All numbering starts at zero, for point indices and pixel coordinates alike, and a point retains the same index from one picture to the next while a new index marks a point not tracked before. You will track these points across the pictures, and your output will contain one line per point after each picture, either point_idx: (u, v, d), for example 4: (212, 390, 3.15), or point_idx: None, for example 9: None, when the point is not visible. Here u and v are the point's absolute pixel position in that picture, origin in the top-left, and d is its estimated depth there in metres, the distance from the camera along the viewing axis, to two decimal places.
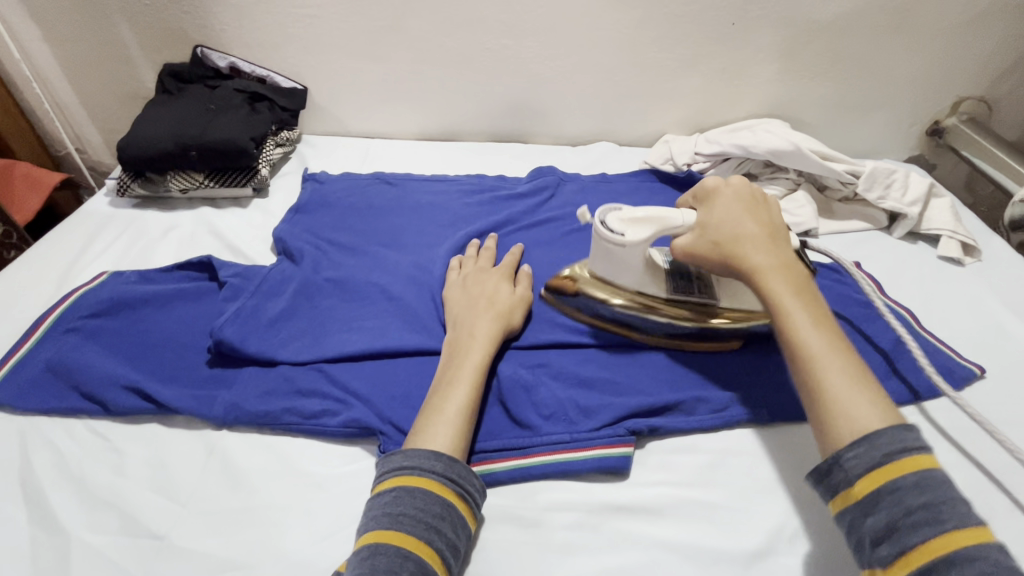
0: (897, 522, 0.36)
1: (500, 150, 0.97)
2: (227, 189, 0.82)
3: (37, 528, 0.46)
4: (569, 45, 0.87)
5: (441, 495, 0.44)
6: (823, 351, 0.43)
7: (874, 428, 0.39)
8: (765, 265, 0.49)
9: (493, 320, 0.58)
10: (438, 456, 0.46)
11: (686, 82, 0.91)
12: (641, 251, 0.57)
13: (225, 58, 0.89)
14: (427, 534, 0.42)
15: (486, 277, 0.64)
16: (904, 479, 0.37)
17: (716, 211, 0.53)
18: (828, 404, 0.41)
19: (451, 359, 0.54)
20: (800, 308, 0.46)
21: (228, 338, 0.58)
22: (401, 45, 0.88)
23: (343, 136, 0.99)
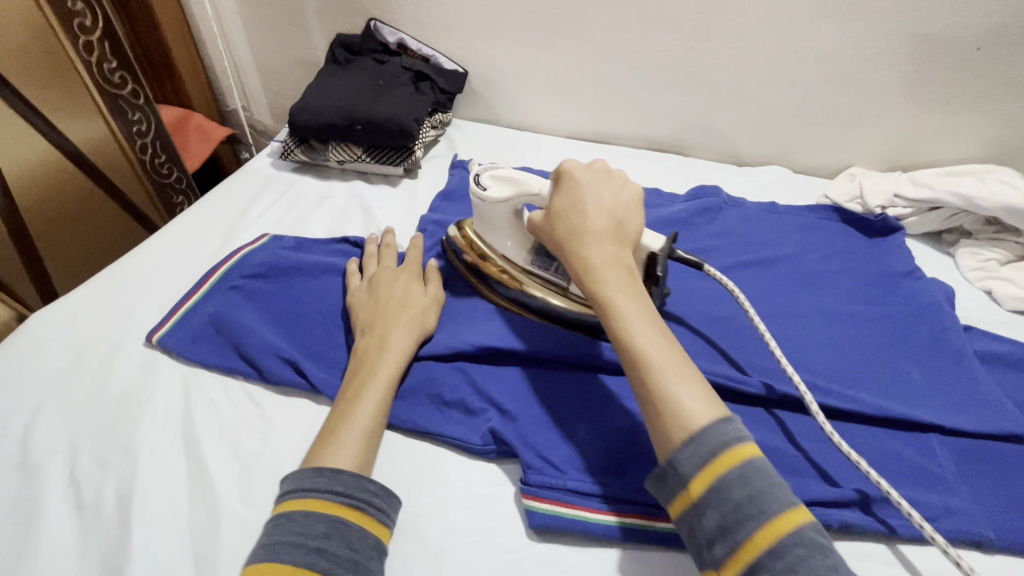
0: (726, 521, 0.36)
1: (656, 161, 0.90)
2: (382, 166, 0.82)
3: (194, 486, 0.46)
4: (764, 55, 0.78)
5: (325, 511, 0.41)
6: (648, 350, 0.42)
7: (699, 428, 0.38)
8: (596, 256, 0.47)
9: (409, 331, 0.55)
10: (321, 472, 0.43)
11: (894, 111, 0.79)
12: (506, 211, 0.57)
13: (394, 33, 0.88)
14: (307, 557, 0.39)
15: (393, 277, 0.61)
16: (729, 476, 0.37)
17: (568, 200, 0.50)
18: (663, 408, 0.40)
19: (357, 372, 0.52)
20: (632, 301, 0.44)
21: None
22: (576, 37, 0.82)
23: (492, 125, 0.97)
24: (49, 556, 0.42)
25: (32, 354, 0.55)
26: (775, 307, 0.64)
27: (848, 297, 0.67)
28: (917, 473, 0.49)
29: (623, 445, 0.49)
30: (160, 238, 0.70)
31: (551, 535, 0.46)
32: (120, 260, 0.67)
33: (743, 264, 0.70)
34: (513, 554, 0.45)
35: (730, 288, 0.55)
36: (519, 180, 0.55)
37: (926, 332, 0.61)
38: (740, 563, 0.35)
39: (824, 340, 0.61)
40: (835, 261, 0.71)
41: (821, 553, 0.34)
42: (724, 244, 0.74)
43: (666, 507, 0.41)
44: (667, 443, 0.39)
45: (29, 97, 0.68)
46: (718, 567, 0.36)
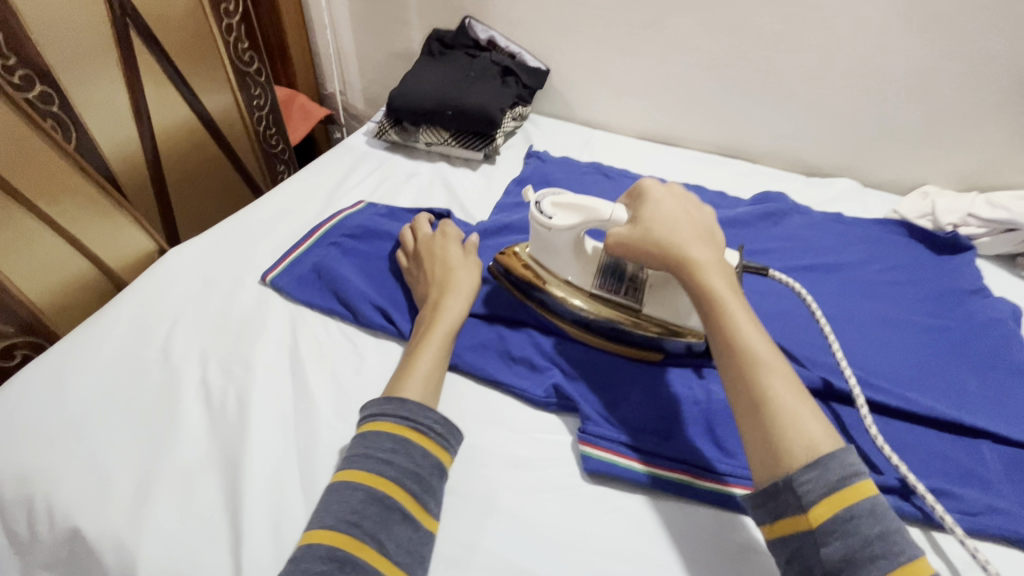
0: (851, 553, 0.37)
1: (724, 166, 0.93)
2: (464, 151, 0.89)
3: (298, 398, 0.54)
4: (843, 67, 0.80)
5: (393, 432, 0.46)
6: (765, 356, 0.44)
7: (823, 452, 0.39)
8: (703, 262, 0.49)
9: (461, 291, 0.60)
10: (388, 400, 0.48)
11: (977, 131, 0.78)
12: (570, 237, 0.58)
13: (486, 31, 0.96)
14: (376, 468, 0.44)
15: (437, 248, 0.65)
16: (857, 507, 0.38)
17: (654, 215, 0.52)
18: (772, 417, 0.41)
19: (418, 331, 0.57)
20: (739, 310, 0.46)
21: None
22: (657, 41, 0.87)
23: (567, 122, 1.02)
24: (187, 437, 0.50)
25: (170, 279, 0.65)
26: (835, 310, 0.67)
27: (909, 308, 0.68)
28: (961, 471, 0.51)
29: (673, 412, 0.54)
30: (271, 198, 0.80)
31: (603, 480, 0.51)
32: (236, 214, 0.76)
33: (803, 267, 0.73)
34: (568, 491, 0.50)
35: (798, 291, 0.56)
36: (586, 207, 0.56)
37: (986, 347, 0.62)
38: None
39: (881, 344, 0.63)
40: (899, 273, 0.72)
41: None
42: (787, 247, 0.76)
43: (770, 526, 0.41)
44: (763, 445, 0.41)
45: (182, 70, 0.80)
46: None
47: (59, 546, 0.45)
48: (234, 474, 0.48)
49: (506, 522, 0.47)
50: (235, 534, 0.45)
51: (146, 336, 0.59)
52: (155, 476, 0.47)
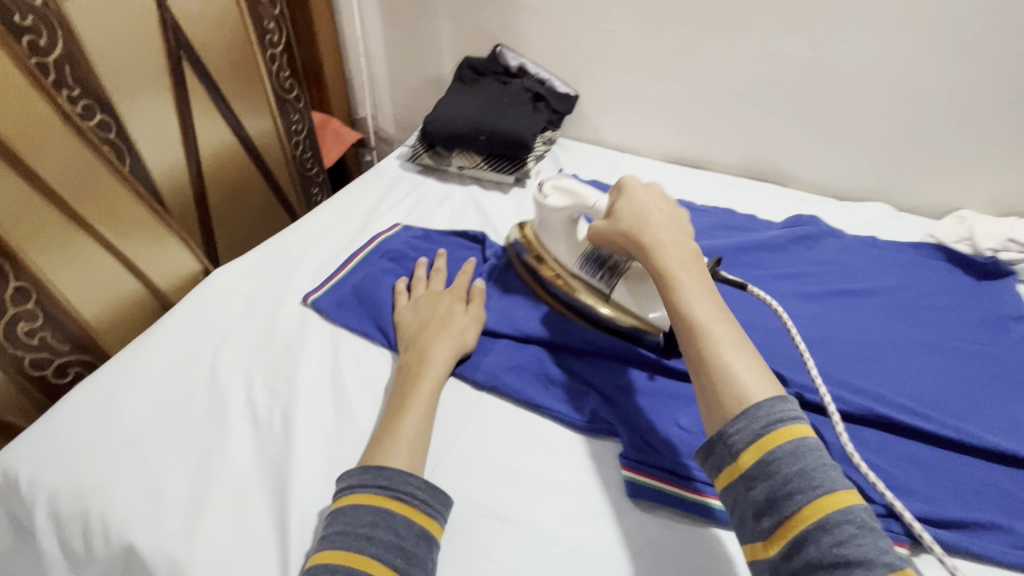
0: (775, 493, 0.40)
1: (753, 189, 0.93)
2: (495, 174, 0.91)
3: (341, 420, 0.55)
4: (874, 93, 0.80)
5: (372, 503, 0.44)
6: (713, 320, 0.48)
7: (755, 399, 0.44)
8: (663, 244, 0.54)
9: (447, 345, 0.59)
10: (366, 469, 0.46)
11: (1013, 157, 0.78)
12: (562, 216, 0.67)
13: (518, 58, 0.98)
14: (357, 545, 0.41)
15: (439, 299, 0.65)
16: (781, 438, 0.42)
17: (629, 198, 0.59)
18: (716, 372, 0.45)
19: (403, 383, 0.55)
20: (695, 288, 0.50)
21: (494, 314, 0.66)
22: (685, 68, 0.89)
23: (595, 146, 1.04)
24: (233, 457, 0.51)
25: (215, 299, 0.67)
26: (874, 335, 0.66)
27: (950, 334, 0.67)
28: (1015, 505, 0.50)
29: None
30: (310, 220, 0.82)
31: (647, 507, 0.50)
32: (264, 243, 0.77)
33: (839, 291, 0.72)
34: (611, 513, 0.50)
35: (771, 305, 0.57)
36: (578, 195, 0.65)
37: None
38: (787, 533, 0.39)
39: (923, 371, 0.62)
40: (937, 298, 0.72)
41: (868, 532, 0.38)
42: (822, 271, 0.76)
43: (713, 478, 0.45)
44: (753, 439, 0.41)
45: (227, 97, 0.84)
46: (765, 537, 0.40)
47: (113, 562, 0.46)
48: (281, 495, 0.48)
49: (548, 547, 0.47)
50: (283, 555, 0.45)
51: (194, 355, 0.60)
52: (205, 496, 0.48)
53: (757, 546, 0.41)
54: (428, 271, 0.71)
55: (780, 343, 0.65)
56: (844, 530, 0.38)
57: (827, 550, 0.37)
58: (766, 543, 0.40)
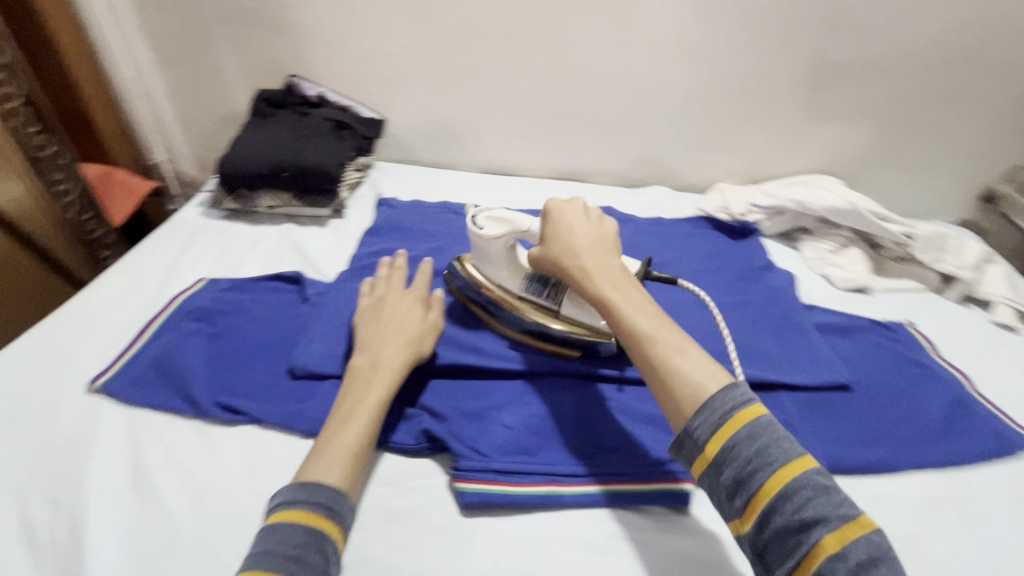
0: (740, 474, 0.43)
1: (560, 188, 1.02)
2: (309, 209, 0.89)
3: (145, 512, 0.50)
4: (634, 94, 0.93)
5: (304, 522, 0.46)
6: (650, 329, 0.52)
7: (710, 395, 0.47)
8: (591, 267, 0.57)
9: (403, 348, 0.59)
10: (300, 486, 0.48)
11: (743, 137, 0.96)
12: (501, 244, 0.64)
13: (315, 88, 0.97)
14: (285, 566, 0.43)
15: (400, 301, 0.65)
16: (769, 471, 0.42)
17: (555, 222, 0.61)
18: (676, 389, 0.48)
19: (353, 388, 0.56)
20: (621, 302, 0.54)
21: (315, 356, 0.63)
22: (478, 85, 0.95)
23: (412, 165, 1.06)
24: None
25: None
26: (663, 304, 0.77)
27: (718, 290, 0.80)
28: None
29: (533, 430, 0.58)
30: (91, 293, 0.72)
31: (479, 510, 0.54)
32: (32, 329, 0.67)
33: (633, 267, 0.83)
34: (447, 528, 0.52)
35: (700, 295, 0.62)
36: (515, 220, 0.64)
37: (774, 312, 0.76)
38: (756, 510, 0.42)
39: (700, 325, 0.73)
40: (709, 262, 0.85)
41: (826, 494, 0.41)
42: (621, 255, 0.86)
43: (689, 468, 0.48)
44: (683, 413, 0.47)
45: None
46: (740, 515, 0.43)
47: None
48: None
49: None
50: None
51: None
52: None
53: (737, 525, 0.44)
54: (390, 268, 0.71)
55: None
56: (808, 496, 0.41)
57: (793, 516, 0.40)
58: (742, 521, 0.43)
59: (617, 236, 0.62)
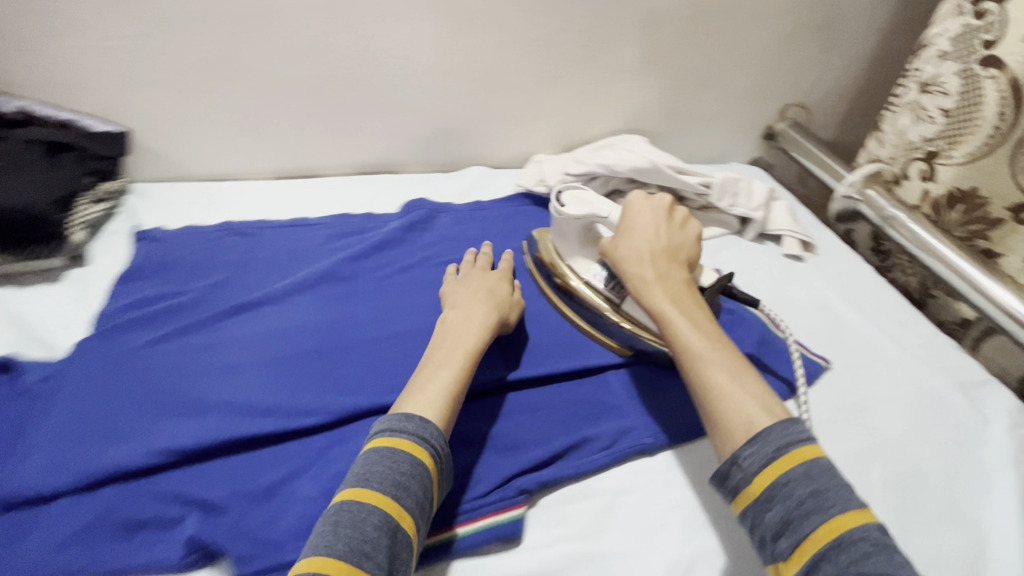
0: (790, 515, 0.41)
1: (368, 184, 0.91)
2: (33, 263, 0.68)
3: None
4: (425, 70, 0.84)
5: (411, 450, 0.46)
6: (702, 349, 0.52)
7: (766, 426, 0.46)
8: (645, 281, 0.59)
9: (490, 312, 0.61)
10: (409, 418, 0.48)
11: (548, 105, 0.92)
12: (576, 223, 0.67)
13: (11, 100, 0.73)
14: (394, 491, 0.43)
15: (485, 278, 0.68)
16: (820, 516, 0.40)
17: (631, 222, 0.63)
18: (716, 400, 0.49)
19: (445, 339, 0.57)
20: (677, 315, 0.55)
21: (31, 473, 0.48)
22: (237, 77, 0.79)
23: (182, 182, 0.87)
24: None
25: None
26: None
27: None
28: (599, 406, 0.59)
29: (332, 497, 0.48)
30: None
31: None
32: None
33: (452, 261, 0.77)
34: None
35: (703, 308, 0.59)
36: (592, 203, 0.67)
37: None
38: (803, 555, 0.40)
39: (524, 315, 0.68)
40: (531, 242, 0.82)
41: (884, 550, 0.38)
42: (438, 252, 0.78)
43: (733, 505, 0.46)
44: (736, 439, 0.46)
45: None
46: (784, 558, 0.41)
47: None
48: None
49: None
50: None
51: None
52: None
53: (779, 568, 0.41)
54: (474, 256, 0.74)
55: (400, 345, 0.64)
56: (862, 547, 0.38)
57: (845, 566, 0.38)
58: (787, 565, 0.41)
59: (688, 245, 0.64)
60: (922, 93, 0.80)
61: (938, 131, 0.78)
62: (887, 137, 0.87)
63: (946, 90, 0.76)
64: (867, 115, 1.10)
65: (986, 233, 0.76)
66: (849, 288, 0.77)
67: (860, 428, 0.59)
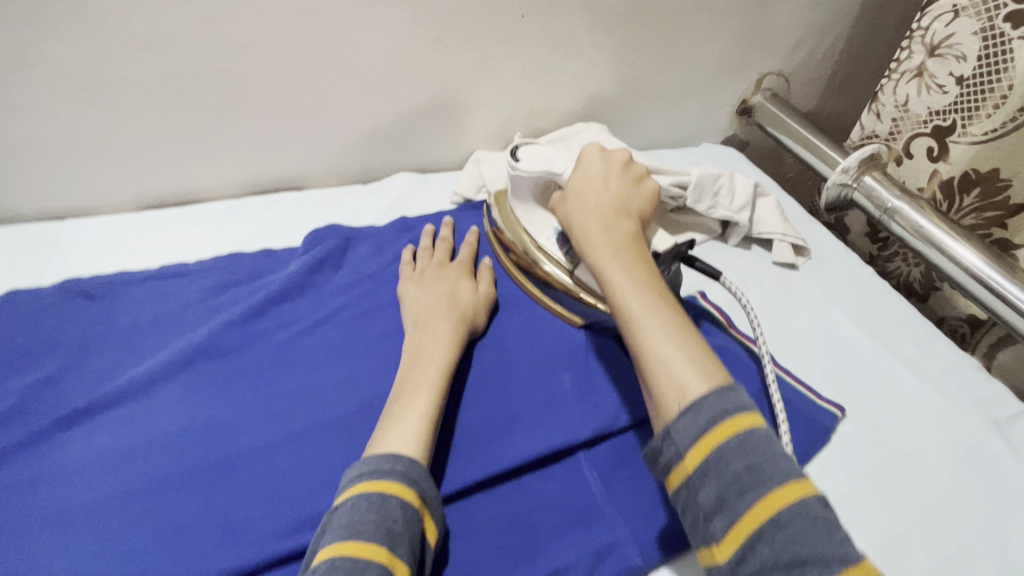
0: (724, 494, 0.34)
1: (264, 208, 0.72)
2: None
3: None
4: (319, 60, 0.64)
5: (401, 495, 0.39)
6: (639, 310, 0.42)
7: (701, 398, 0.37)
8: (586, 233, 0.48)
9: (455, 324, 0.55)
10: (396, 457, 0.41)
11: (484, 92, 0.74)
12: (529, 181, 0.58)
13: None
14: (388, 541, 0.36)
15: (447, 275, 0.62)
16: (759, 491, 0.33)
17: (580, 172, 0.53)
18: (655, 371, 0.39)
19: (418, 348, 0.52)
20: (619, 271, 0.44)
21: None
22: (51, 85, 0.57)
23: (9, 226, 0.66)
24: None
25: None
26: None
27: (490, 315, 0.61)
28: (572, 514, 0.45)
29: None
30: None
31: None
32: None
33: (373, 308, 0.61)
34: None
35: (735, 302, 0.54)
36: (552, 159, 0.57)
37: (552, 331, 0.60)
38: (737, 538, 0.33)
39: (469, 383, 0.54)
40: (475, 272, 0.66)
41: (829, 524, 0.31)
42: (355, 299, 0.61)
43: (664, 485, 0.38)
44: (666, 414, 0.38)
45: None
46: (718, 543, 0.33)
47: None
48: None
49: None
50: None
51: None
52: None
53: (712, 554, 0.34)
54: (434, 240, 0.67)
55: (302, 450, 0.48)
56: (804, 528, 0.31)
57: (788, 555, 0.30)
58: (721, 551, 0.33)
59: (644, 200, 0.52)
60: (930, 57, 0.69)
61: (950, 103, 0.68)
62: (887, 108, 0.76)
63: (961, 54, 0.65)
64: (849, 78, 0.97)
65: (1003, 221, 0.69)
66: (853, 300, 0.65)
67: (891, 501, 0.48)
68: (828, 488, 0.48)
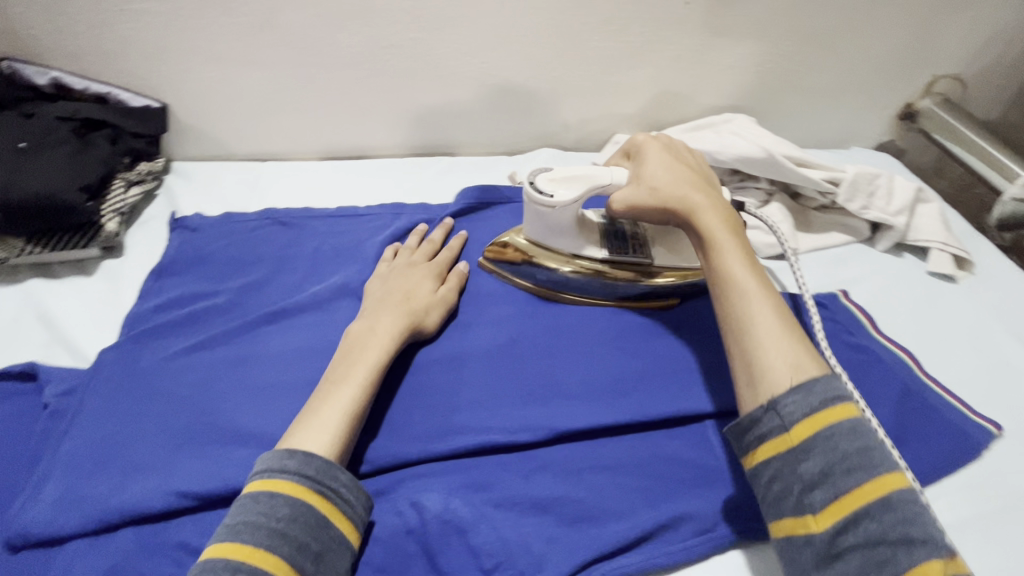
0: (865, 543, 0.33)
1: (422, 168, 0.81)
2: (67, 252, 0.64)
3: None
4: (493, 36, 0.70)
5: (290, 495, 0.38)
6: (754, 289, 0.44)
7: (813, 376, 0.39)
8: (700, 207, 0.50)
9: (400, 316, 0.52)
10: (292, 454, 0.40)
11: (636, 76, 0.77)
12: (572, 212, 0.55)
13: (45, 73, 0.68)
14: (269, 540, 0.36)
15: (412, 271, 0.58)
16: (868, 472, 0.35)
17: (658, 156, 0.55)
18: (767, 348, 0.41)
19: (351, 348, 0.49)
20: (730, 249, 0.47)
21: (36, 521, 0.43)
22: (279, 46, 0.69)
23: (224, 162, 0.80)
24: None
25: None
26: (556, 320, 0.57)
27: None
28: (697, 472, 0.47)
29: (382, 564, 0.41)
30: None
31: None
32: None
33: None
34: None
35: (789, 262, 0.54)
36: (585, 178, 0.54)
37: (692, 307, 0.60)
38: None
39: (603, 337, 0.56)
40: None
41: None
42: None
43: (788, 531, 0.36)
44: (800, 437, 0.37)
45: None
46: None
47: None
48: None
49: None
50: None
51: None
52: None
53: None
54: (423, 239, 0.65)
55: None
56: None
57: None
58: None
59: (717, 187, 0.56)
60: None
61: None
62: None
63: None
64: None
65: None
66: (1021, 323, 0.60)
67: None
68: (972, 501, 0.46)
